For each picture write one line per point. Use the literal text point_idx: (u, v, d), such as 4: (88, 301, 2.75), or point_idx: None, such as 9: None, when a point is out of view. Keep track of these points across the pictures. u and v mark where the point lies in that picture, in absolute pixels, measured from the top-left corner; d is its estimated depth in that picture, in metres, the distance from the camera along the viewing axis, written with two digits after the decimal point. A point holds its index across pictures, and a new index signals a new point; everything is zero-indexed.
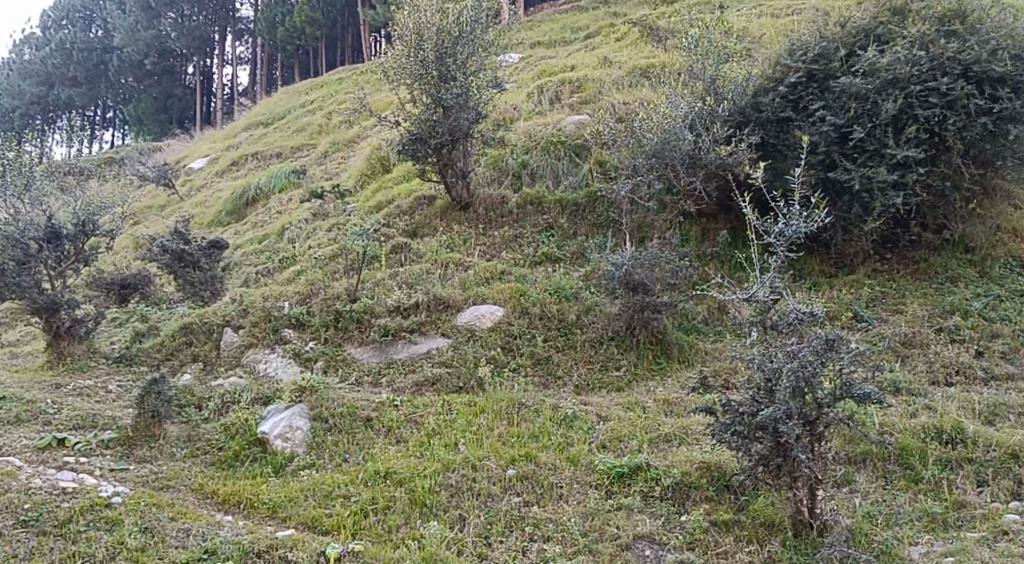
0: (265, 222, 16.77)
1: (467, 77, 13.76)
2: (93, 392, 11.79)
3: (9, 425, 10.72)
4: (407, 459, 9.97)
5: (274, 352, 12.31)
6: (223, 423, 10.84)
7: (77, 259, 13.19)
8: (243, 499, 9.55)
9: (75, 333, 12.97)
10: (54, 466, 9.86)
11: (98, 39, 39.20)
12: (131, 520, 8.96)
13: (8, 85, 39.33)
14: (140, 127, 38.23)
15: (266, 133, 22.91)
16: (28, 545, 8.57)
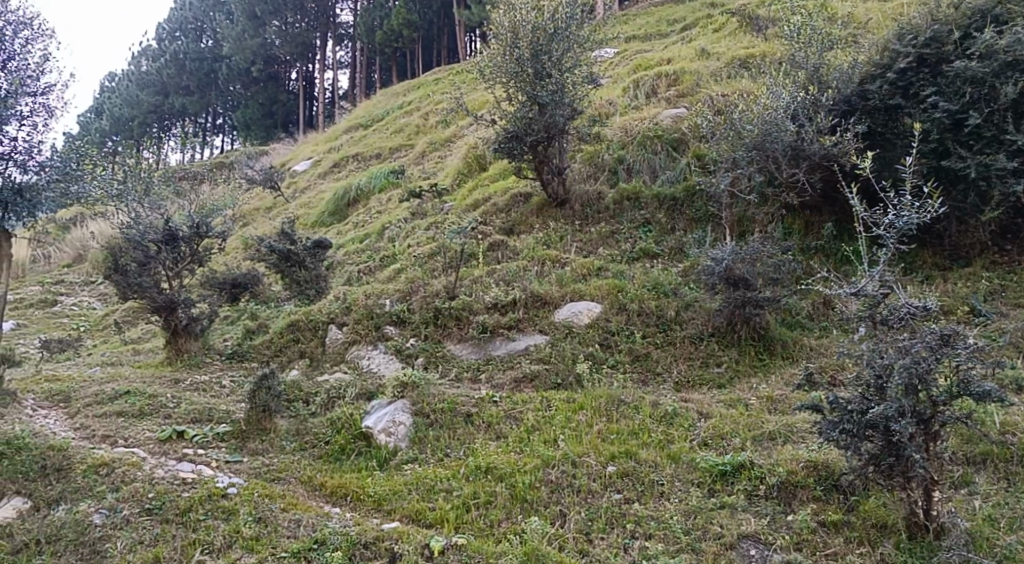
0: (366, 222, 17.20)
1: (562, 73, 13.75)
2: (209, 387, 12.35)
3: (133, 417, 11.35)
4: (507, 454, 10.08)
5: (377, 349, 12.62)
6: (330, 417, 11.18)
7: (192, 260, 13.78)
8: (350, 491, 9.84)
9: (192, 331, 13.56)
10: (175, 457, 10.39)
11: (209, 49, 40.80)
12: (246, 510, 9.37)
13: (127, 94, 41.22)
14: (248, 131, 39.76)
15: (366, 134, 23.46)
16: (153, 532, 9.09)
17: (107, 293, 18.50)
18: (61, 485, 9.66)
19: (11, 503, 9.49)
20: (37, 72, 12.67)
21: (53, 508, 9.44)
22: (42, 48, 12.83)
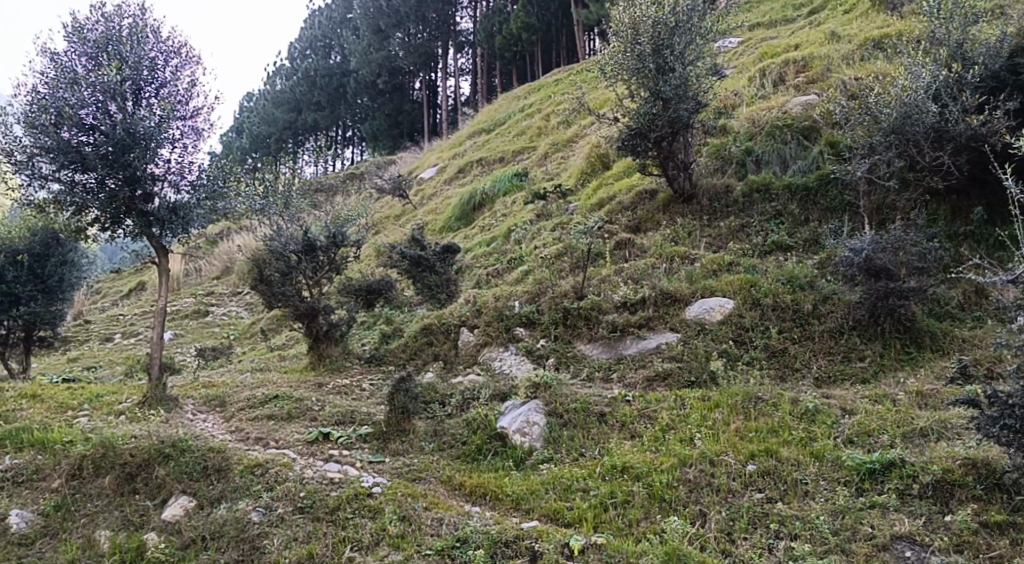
0: (492, 225, 17.48)
1: (686, 66, 13.57)
2: (350, 390, 12.87)
3: (283, 420, 11.96)
4: (643, 454, 10.04)
5: (508, 351, 12.82)
6: (466, 418, 11.43)
7: (330, 269, 14.34)
8: (489, 491, 10.04)
9: (332, 336, 14.14)
10: (323, 458, 10.88)
11: (337, 65, 42.09)
12: (391, 508, 9.71)
13: (265, 113, 43.38)
14: (376, 142, 40.84)
15: (489, 139, 23.80)
16: (307, 529, 9.55)
17: (252, 302, 19.52)
18: (221, 485, 10.24)
19: (178, 501, 10.09)
20: (187, 97, 13.54)
21: (215, 507, 10.01)
22: (190, 73, 13.71)
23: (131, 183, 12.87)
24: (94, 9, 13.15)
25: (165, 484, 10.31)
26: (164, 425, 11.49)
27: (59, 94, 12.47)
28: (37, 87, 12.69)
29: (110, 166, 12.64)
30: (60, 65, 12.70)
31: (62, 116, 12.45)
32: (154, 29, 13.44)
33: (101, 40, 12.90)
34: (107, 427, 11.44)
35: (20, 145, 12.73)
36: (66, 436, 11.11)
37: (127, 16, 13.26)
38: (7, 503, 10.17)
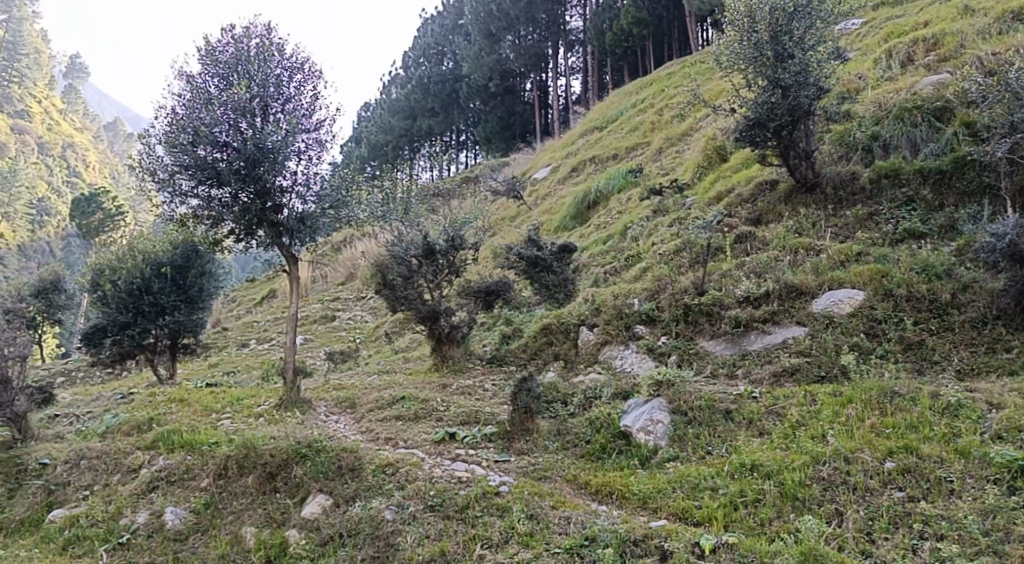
0: (608, 223, 17.43)
1: (806, 52, 13.17)
2: (474, 391, 13.10)
3: (410, 421, 12.29)
4: (773, 451, 9.79)
5: (629, 349, 12.76)
6: (589, 417, 11.45)
7: (449, 271, 14.59)
8: (615, 489, 10.03)
9: (454, 337, 14.40)
10: (450, 457, 11.12)
11: (450, 70, 42.87)
12: (518, 507, 9.83)
13: (382, 121, 44.68)
14: (489, 146, 41.32)
15: (602, 136, 23.71)
16: (438, 528, 9.78)
17: (376, 306, 20.11)
18: (355, 484, 10.59)
19: (316, 499, 10.50)
20: (310, 110, 14.11)
21: (350, 505, 10.37)
22: (313, 88, 14.28)
23: (262, 195, 13.49)
24: (224, 32, 13.90)
25: (303, 483, 10.74)
26: (300, 427, 12.01)
27: (195, 114, 13.23)
28: (176, 109, 13.52)
29: (243, 181, 13.29)
30: (195, 87, 13.46)
31: (199, 135, 13.20)
32: (279, 48, 14.08)
33: (231, 61, 13.60)
34: (248, 429, 12.05)
35: (162, 165, 13.59)
36: (212, 437, 11.73)
37: (254, 36, 13.94)
38: (162, 500, 10.78)
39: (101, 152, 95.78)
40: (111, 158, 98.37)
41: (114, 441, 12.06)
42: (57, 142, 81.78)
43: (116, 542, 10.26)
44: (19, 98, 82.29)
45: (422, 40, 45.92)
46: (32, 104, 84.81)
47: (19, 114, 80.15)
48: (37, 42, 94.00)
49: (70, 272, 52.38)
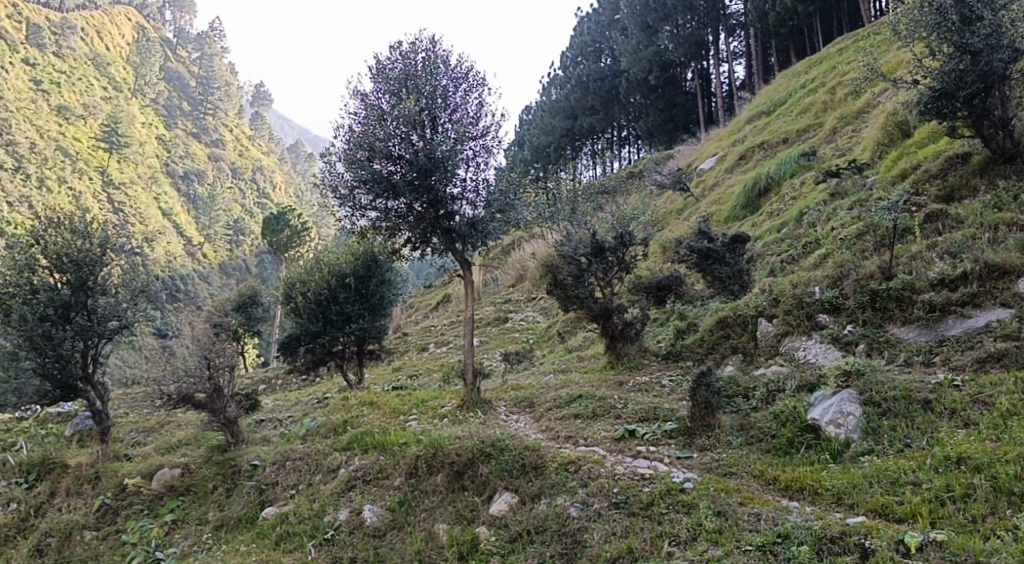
0: (781, 211, 16.84)
1: (997, 12, 12.27)
2: (651, 388, 13.02)
3: (589, 419, 12.37)
4: (982, 443, 9.31)
5: (813, 339, 12.26)
6: (773, 411, 11.10)
7: (620, 268, 14.53)
8: (807, 485, 9.70)
9: (628, 335, 14.32)
10: (631, 454, 11.11)
11: (608, 67, 42.20)
12: (705, 504, 9.70)
13: (544, 123, 45.55)
14: (654, 138, 40.81)
15: (771, 120, 22.94)
16: (624, 524, 9.81)
17: (547, 306, 20.37)
18: (539, 481, 10.78)
19: (503, 497, 10.77)
20: (476, 118, 14.51)
21: (536, 502, 10.57)
22: (479, 96, 14.66)
23: (435, 204, 14.04)
24: (392, 49, 14.52)
25: (489, 481, 11.04)
26: (483, 427, 12.34)
27: (370, 131, 13.92)
28: (353, 127, 14.29)
29: (416, 192, 13.90)
30: (369, 104, 14.17)
31: (374, 150, 13.89)
32: (445, 60, 14.55)
33: (401, 76, 14.20)
34: (435, 429, 12.53)
35: (343, 181, 14.39)
36: (401, 438, 12.27)
37: (421, 51, 14.49)
38: (360, 499, 11.38)
39: (285, 172, 102.37)
40: (293, 178, 104.96)
41: (315, 444, 12.80)
42: (247, 166, 88.07)
43: (322, 538, 10.91)
44: (213, 128, 89.40)
45: (578, 39, 46.01)
46: (224, 132, 91.86)
47: (217, 142, 86.98)
48: (225, 75, 101.83)
49: (268, 285, 56.65)
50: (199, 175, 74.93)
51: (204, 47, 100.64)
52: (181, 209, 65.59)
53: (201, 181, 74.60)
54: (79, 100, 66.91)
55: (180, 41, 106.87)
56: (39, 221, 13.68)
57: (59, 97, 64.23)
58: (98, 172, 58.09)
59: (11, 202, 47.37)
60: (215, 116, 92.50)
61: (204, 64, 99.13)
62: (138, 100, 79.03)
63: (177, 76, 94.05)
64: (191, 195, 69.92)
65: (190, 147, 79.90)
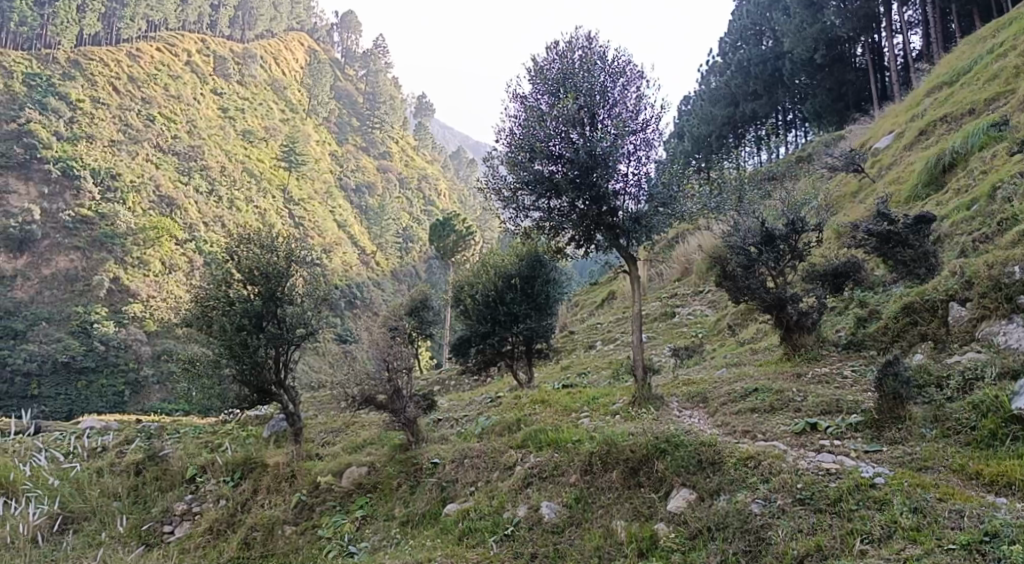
0: (970, 187, 15.71)
1: None
2: (832, 379, 12.48)
3: (767, 413, 11.99)
4: None
5: (1013, 323, 11.43)
6: (971, 400, 10.56)
7: (793, 256, 13.97)
8: (1016, 480, 9.44)
9: (805, 325, 13.79)
10: (814, 449, 10.71)
11: (770, 49, 40.69)
12: (899, 500, 9.46)
13: (703, 112, 44.30)
14: (823, 120, 38.49)
15: (954, 91, 21.39)
16: (810, 521, 9.62)
17: (715, 299, 19.92)
18: (718, 477, 10.58)
19: (680, 494, 10.64)
20: (635, 112, 14.41)
21: (716, 498, 10.39)
22: (637, 89, 14.55)
23: (598, 201, 14.06)
24: (549, 50, 14.72)
25: (666, 478, 10.93)
26: (656, 423, 12.23)
27: (531, 132, 14.16)
28: (514, 130, 14.57)
29: (578, 189, 13.97)
30: (529, 106, 14.43)
31: (536, 151, 14.11)
32: (601, 56, 14.57)
33: (558, 76, 14.36)
34: (607, 427, 12.52)
35: (505, 183, 14.68)
36: (574, 435, 12.35)
37: (577, 49, 14.60)
38: (538, 495, 11.47)
39: (449, 179, 105.17)
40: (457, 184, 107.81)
41: (491, 442, 13.06)
42: (413, 175, 91.19)
43: (503, 533, 11.10)
44: (381, 141, 93.10)
45: (739, 24, 44.69)
46: (392, 144, 95.41)
47: (383, 155, 90.65)
48: (390, 89, 105.98)
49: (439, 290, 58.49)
50: (369, 187, 78.71)
51: (370, 64, 105.18)
52: (355, 221, 68.90)
53: (372, 193, 77.86)
54: (262, 124, 71.68)
55: (348, 60, 112.32)
56: (231, 238, 14.83)
57: (243, 121, 69.12)
58: (280, 190, 62.11)
59: (207, 222, 51.55)
60: (383, 130, 96.28)
61: (370, 81, 103.69)
62: (313, 120, 83.65)
63: (346, 95, 99.10)
64: (363, 207, 73.20)
65: (361, 161, 83.64)
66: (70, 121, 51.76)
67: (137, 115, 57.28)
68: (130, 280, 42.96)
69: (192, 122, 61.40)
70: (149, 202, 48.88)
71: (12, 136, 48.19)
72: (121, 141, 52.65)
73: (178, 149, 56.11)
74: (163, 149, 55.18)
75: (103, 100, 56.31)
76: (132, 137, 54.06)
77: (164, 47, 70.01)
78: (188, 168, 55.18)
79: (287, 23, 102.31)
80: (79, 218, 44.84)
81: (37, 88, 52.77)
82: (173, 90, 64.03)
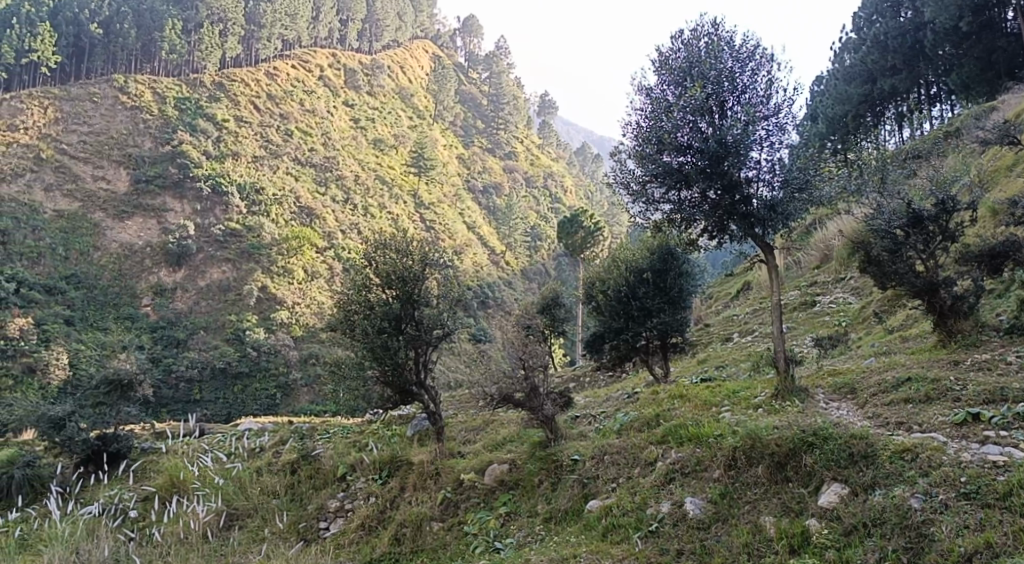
0: None
1: None
2: (994, 366, 11.86)
3: (922, 403, 11.46)
4: None
5: None
6: None
7: (944, 237, 13.23)
8: None
9: (960, 310, 13.09)
10: (978, 440, 10.33)
11: (909, 21, 38.61)
12: None
13: (838, 92, 42.62)
14: (970, 92, 36.15)
15: None
16: (978, 517, 9.41)
17: (859, 285, 19.15)
18: (872, 471, 10.32)
19: (832, 488, 10.36)
20: (767, 96, 14.00)
21: (871, 493, 10.13)
22: (767, 73, 14.14)
23: (730, 189, 13.73)
24: (674, 40, 14.50)
25: (815, 472, 10.66)
26: (802, 415, 11.84)
27: (658, 124, 14.00)
28: (641, 123, 14.43)
29: (709, 179, 13.70)
30: (655, 98, 14.26)
31: (663, 143, 13.93)
32: (728, 41, 14.23)
33: (685, 65, 14.12)
34: (751, 420, 12.23)
35: (634, 177, 14.56)
36: (717, 430, 12.11)
37: (703, 36, 14.31)
38: (681, 491, 11.31)
39: (574, 175, 105.07)
40: (583, 179, 107.55)
41: (630, 438, 12.95)
42: (539, 173, 91.58)
43: (647, 530, 10.98)
44: (506, 141, 94.00)
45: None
46: (516, 143, 96.26)
47: (508, 154, 91.66)
48: (514, 89, 106.85)
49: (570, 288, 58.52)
50: (496, 187, 79.69)
51: (492, 66, 106.47)
52: (484, 222, 69.95)
53: (499, 193, 78.78)
54: (391, 131, 73.81)
55: (471, 64, 114.23)
56: (369, 244, 15.33)
57: (374, 130, 71.42)
58: (411, 195, 63.83)
59: (343, 230, 53.57)
60: (507, 129, 97.16)
61: (493, 83, 104.93)
62: (439, 125, 85.55)
63: (471, 98, 100.91)
64: (491, 208, 74.13)
65: (487, 162, 84.85)
66: (217, 140, 54.94)
67: (277, 130, 60.14)
68: (276, 289, 45.25)
69: (328, 134, 63.95)
70: (290, 213, 51.58)
71: (167, 157, 51.58)
72: (263, 156, 55.49)
73: (315, 161, 58.70)
74: (301, 162, 57.87)
75: (245, 118, 59.44)
76: (273, 152, 56.88)
77: (299, 63, 73.17)
78: (325, 179, 57.55)
79: (412, 32, 105.05)
80: (227, 230, 47.67)
81: (187, 110, 56.24)
82: (308, 104, 66.86)
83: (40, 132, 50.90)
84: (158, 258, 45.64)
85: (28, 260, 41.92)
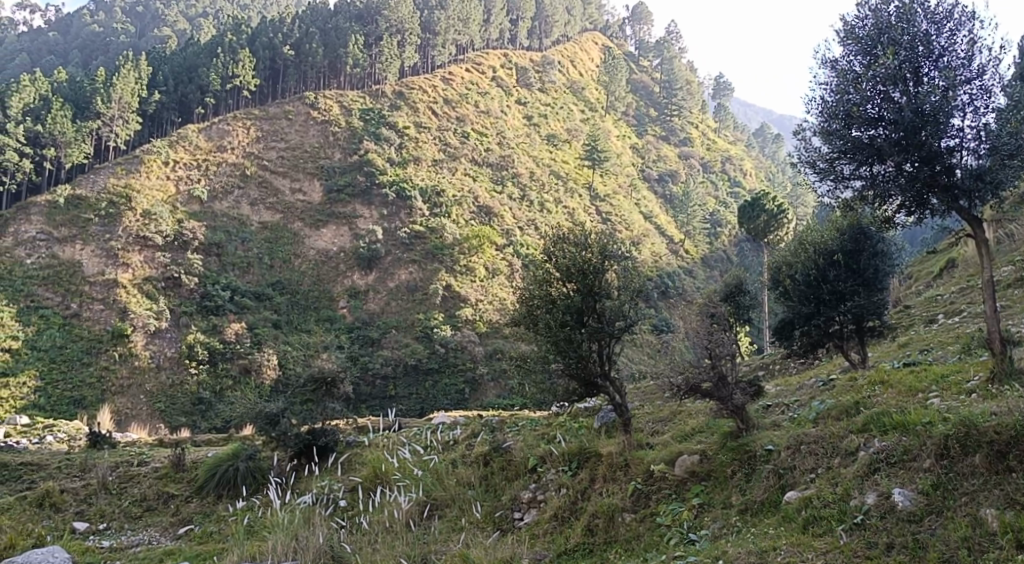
0: None
1: None
2: None
3: None
4: None
5: None
6: None
7: None
8: None
9: None
10: None
11: None
12: None
13: None
14: None
15: None
16: None
17: None
18: None
19: None
20: (968, 58, 12.94)
21: None
22: (968, 33, 13.07)
23: (929, 160, 12.79)
24: (861, 7, 13.73)
25: None
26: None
27: (845, 97, 13.29)
28: (826, 98, 13.76)
29: (905, 151, 12.84)
30: (841, 69, 13.55)
31: (852, 117, 13.22)
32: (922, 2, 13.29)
33: (873, 33, 13.33)
34: (964, 406, 11.39)
35: (820, 154, 13.89)
36: (924, 417, 11.37)
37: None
38: (887, 482, 10.67)
39: (753, 157, 101.51)
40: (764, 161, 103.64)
41: (828, 427, 12.36)
42: (716, 158, 89.12)
43: (851, 522, 10.43)
44: (681, 127, 92.21)
45: None
46: (691, 129, 94.11)
47: (684, 141, 89.83)
48: (687, 74, 104.55)
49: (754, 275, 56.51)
50: (672, 174, 78.37)
51: (663, 52, 104.87)
52: (661, 211, 69.04)
53: (675, 180, 77.45)
54: (564, 126, 74.37)
55: (642, 51, 113.16)
56: (548, 239, 15.51)
57: (547, 126, 72.35)
58: (587, 187, 64.10)
59: (521, 227, 54.54)
60: (681, 115, 95.46)
61: (664, 69, 103.43)
62: (611, 116, 85.42)
63: (644, 86, 100.13)
64: (667, 196, 73.06)
65: (662, 150, 83.70)
66: (400, 146, 57.52)
67: (454, 133, 62.13)
68: (460, 287, 46.75)
69: (502, 133, 65.35)
70: (470, 213, 53.22)
71: (355, 167, 54.57)
72: (442, 160, 57.63)
73: (491, 161, 60.20)
74: (478, 162, 59.51)
75: (424, 124, 61.85)
76: (451, 155, 58.91)
77: (472, 66, 75.16)
78: (501, 177, 58.90)
79: (581, 25, 105.45)
80: (412, 233, 49.78)
81: (371, 121, 59.30)
82: (483, 106, 68.58)
83: (244, 151, 54.39)
84: (352, 262, 48.27)
85: (239, 269, 45.60)
